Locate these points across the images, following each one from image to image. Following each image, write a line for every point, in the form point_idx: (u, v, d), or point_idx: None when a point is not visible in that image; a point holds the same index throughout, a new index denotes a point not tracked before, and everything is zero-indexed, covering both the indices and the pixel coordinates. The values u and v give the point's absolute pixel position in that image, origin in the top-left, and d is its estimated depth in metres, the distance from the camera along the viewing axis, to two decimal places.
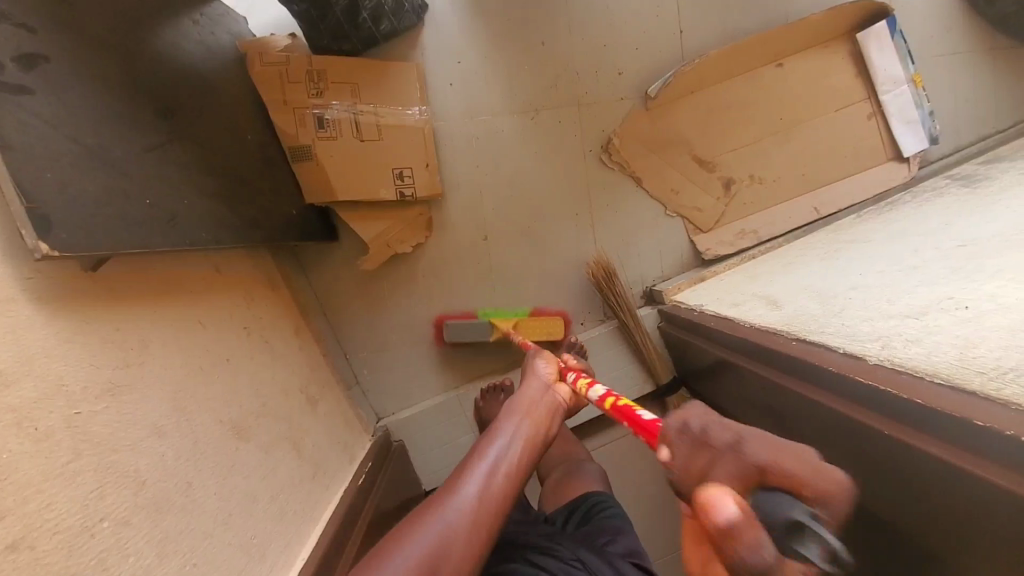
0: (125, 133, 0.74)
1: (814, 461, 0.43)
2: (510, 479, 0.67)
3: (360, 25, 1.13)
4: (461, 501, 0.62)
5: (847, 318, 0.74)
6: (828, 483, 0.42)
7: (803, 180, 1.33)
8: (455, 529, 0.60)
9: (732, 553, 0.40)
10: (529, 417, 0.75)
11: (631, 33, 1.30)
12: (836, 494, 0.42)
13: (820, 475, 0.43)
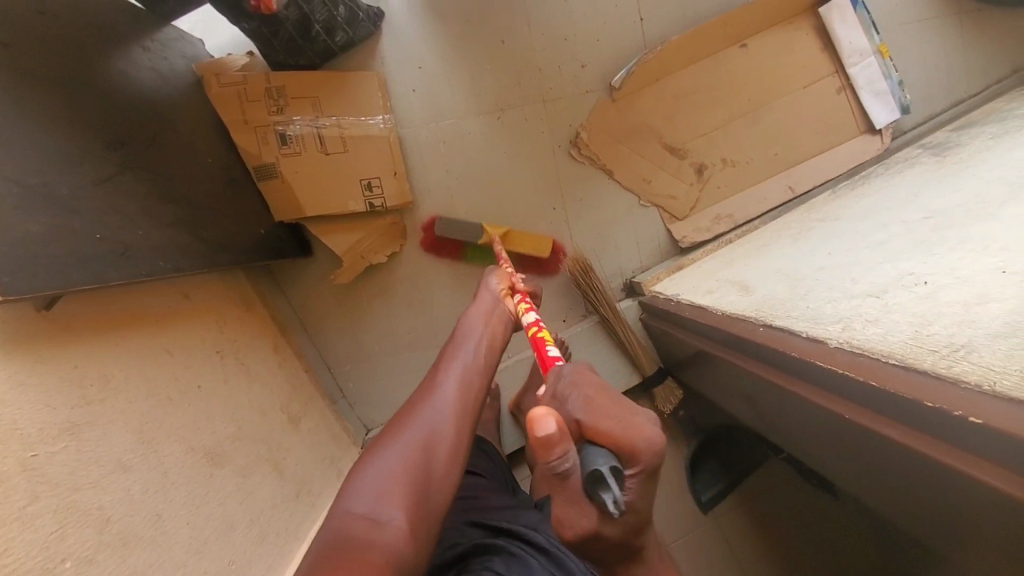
0: (72, 169, 0.73)
1: (637, 426, 0.50)
2: (479, 373, 0.74)
3: (314, 37, 1.12)
4: (445, 395, 0.68)
5: (813, 301, 0.74)
6: (641, 442, 0.49)
7: (776, 160, 1.32)
8: (446, 416, 0.66)
9: (544, 455, 0.46)
10: (489, 324, 0.83)
11: (592, 25, 1.29)
12: (644, 452, 0.49)
13: (635, 434, 0.49)
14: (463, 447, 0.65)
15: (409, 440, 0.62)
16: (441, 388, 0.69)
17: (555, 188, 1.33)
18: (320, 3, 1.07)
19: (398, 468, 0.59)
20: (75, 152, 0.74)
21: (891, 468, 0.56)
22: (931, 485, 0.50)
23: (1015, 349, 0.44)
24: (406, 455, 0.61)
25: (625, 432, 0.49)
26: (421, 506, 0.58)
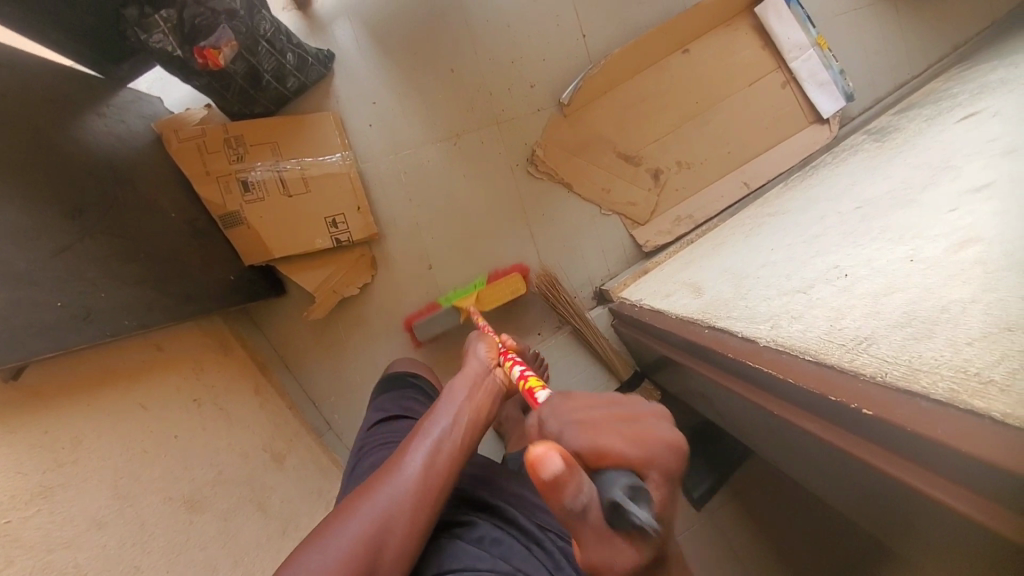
0: (31, 242, 0.76)
1: (652, 431, 0.45)
2: (451, 453, 0.67)
3: (265, 86, 1.15)
4: (404, 481, 0.63)
5: (751, 299, 0.76)
6: (656, 446, 0.44)
7: (729, 158, 1.35)
8: (407, 495, 0.62)
9: (555, 496, 0.40)
10: (479, 392, 0.75)
11: (536, 46, 1.33)
12: (663, 458, 0.44)
13: (649, 441, 0.44)
14: (411, 541, 0.61)
15: (357, 528, 0.59)
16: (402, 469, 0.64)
17: (516, 205, 1.37)
18: (266, 53, 1.10)
19: (337, 561, 0.56)
20: (33, 226, 0.78)
21: (820, 456, 0.59)
22: (850, 470, 0.53)
23: (907, 339, 0.46)
24: (350, 547, 0.57)
25: (637, 438, 0.44)
26: None
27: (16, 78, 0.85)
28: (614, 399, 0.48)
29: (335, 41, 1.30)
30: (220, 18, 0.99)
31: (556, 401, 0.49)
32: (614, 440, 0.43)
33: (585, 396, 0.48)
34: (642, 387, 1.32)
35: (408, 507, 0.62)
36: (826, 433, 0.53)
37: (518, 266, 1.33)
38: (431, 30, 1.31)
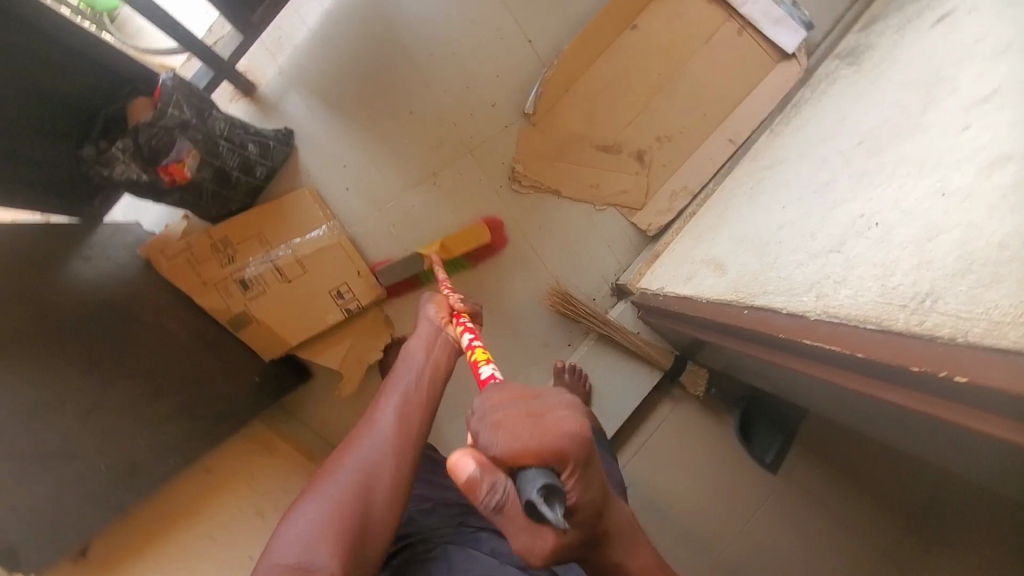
0: None
1: (554, 432, 0.48)
2: (422, 395, 0.76)
3: (236, 183, 1.13)
4: (381, 431, 0.71)
5: (781, 268, 0.74)
6: (559, 439, 0.47)
7: (708, 119, 1.31)
8: (386, 440, 0.70)
9: (476, 497, 0.48)
10: (439, 346, 0.82)
11: (485, 65, 1.30)
12: (571, 448, 0.48)
13: (555, 436, 0.48)
14: (400, 476, 0.68)
15: (347, 475, 0.66)
16: (380, 416, 0.72)
17: (511, 226, 1.34)
18: (229, 150, 1.08)
19: (334, 507, 0.63)
20: None
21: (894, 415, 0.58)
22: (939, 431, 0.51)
23: (973, 287, 0.44)
24: (344, 491, 0.64)
25: (543, 433, 0.48)
26: (360, 535, 0.62)
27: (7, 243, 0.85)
28: (531, 397, 0.53)
29: (290, 117, 1.28)
30: (175, 132, 0.98)
31: (480, 406, 0.54)
32: (521, 436, 0.48)
33: (502, 402, 0.52)
34: (688, 370, 1.31)
35: (391, 445, 0.70)
36: (896, 400, 0.51)
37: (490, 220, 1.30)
38: (379, 78, 1.28)
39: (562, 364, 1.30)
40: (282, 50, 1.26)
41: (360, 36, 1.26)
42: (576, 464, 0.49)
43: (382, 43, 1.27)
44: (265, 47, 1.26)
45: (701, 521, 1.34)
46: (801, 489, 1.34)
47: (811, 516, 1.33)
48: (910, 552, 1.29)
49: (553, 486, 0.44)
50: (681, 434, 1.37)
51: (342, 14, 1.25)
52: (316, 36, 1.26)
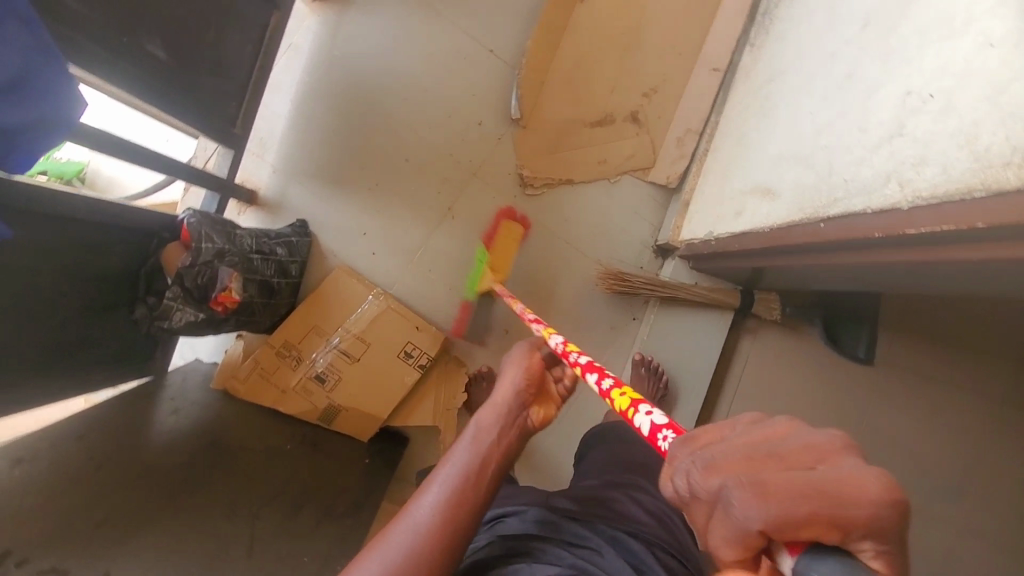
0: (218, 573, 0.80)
1: (855, 494, 0.27)
2: (475, 490, 0.60)
3: (278, 288, 1.15)
4: (421, 532, 0.57)
5: (844, 171, 0.75)
6: (869, 509, 0.27)
7: (685, 57, 1.31)
8: (422, 548, 0.57)
9: None
10: (512, 424, 0.64)
11: (458, 89, 1.31)
12: (885, 519, 0.27)
13: (861, 507, 0.27)
14: None
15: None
16: (419, 505, 0.59)
17: (539, 229, 1.34)
18: (262, 262, 1.10)
19: None
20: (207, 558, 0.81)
21: (1004, 273, 0.60)
22: None
23: None
24: None
25: (840, 504, 0.27)
26: None
27: (101, 435, 0.91)
28: (775, 441, 0.31)
29: (298, 207, 1.30)
30: (214, 263, 1.00)
31: (695, 469, 0.33)
32: (802, 513, 0.27)
33: (731, 457, 0.31)
34: (759, 298, 1.28)
35: (433, 544, 0.57)
36: (1019, 255, 0.51)
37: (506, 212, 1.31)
38: (367, 141, 1.30)
39: (641, 358, 1.32)
40: (268, 150, 1.30)
41: (338, 108, 1.30)
42: (888, 549, 0.28)
43: (359, 108, 1.30)
44: (251, 152, 1.30)
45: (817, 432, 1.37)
46: (897, 367, 1.37)
47: (912, 386, 1.37)
48: (1004, 381, 1.37)
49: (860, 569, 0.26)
50: (774, 361, 1.37)
51: (312, 95, 1.30)
52: (294, 124, 1.30)
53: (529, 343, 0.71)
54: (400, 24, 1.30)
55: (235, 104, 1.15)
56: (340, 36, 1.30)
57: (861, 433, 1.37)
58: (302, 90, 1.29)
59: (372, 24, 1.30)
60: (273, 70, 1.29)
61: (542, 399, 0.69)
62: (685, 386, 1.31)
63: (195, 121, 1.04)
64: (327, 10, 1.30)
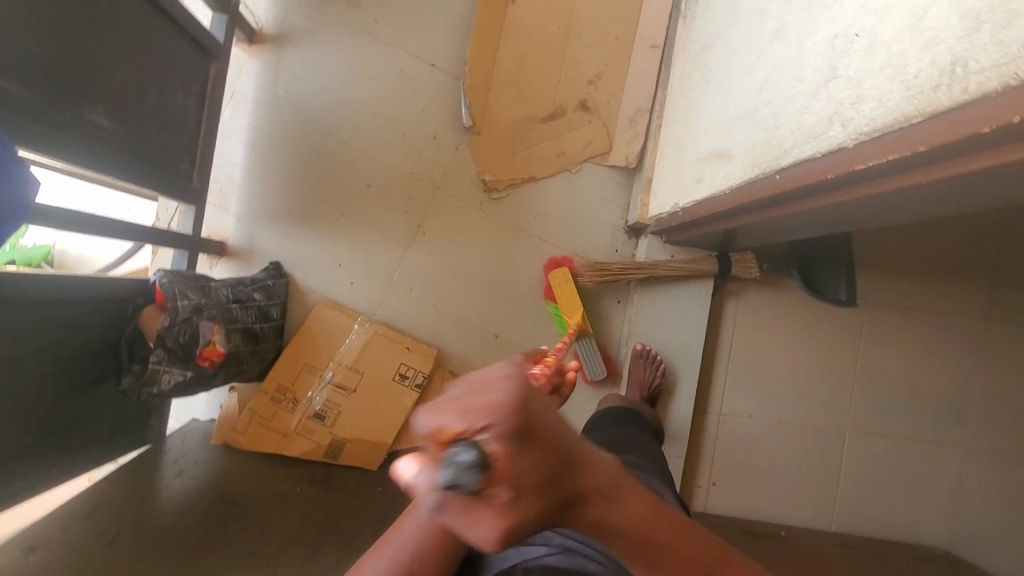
0: None
1: (473, 397, 0.28)
2: None
3: (262, 333, 1.14)
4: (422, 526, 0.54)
5: (789, 121, 0.77)
6: (484, 417, 0.27)
7: (621, 40, 1.34)
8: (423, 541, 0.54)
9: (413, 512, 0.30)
10: None
11: (407, 108, 1.32)
12: (507, 427, 0.28)
13: (477, 409, 0.28)
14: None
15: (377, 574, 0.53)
16: None
17: (510, 230, 1.34)
18: (242, 310, 1.10)
19: None
20: None
21: (951, 191, 0.63)
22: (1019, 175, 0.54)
23: (998, 34, 0.45)
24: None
25: (472, 399, 0.28)
26: None
27: (108, 516, 0.91)
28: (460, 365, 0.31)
29: (268, 251, 1.29)
30: (193, 319, 1.00)
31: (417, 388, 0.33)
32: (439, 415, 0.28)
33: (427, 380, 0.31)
34: (735, 260, 1.31)
35: (426, 544, 0.54)
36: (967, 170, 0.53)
37: (558, 261, 1.32)
38: (326, 173, 1.30)
39: (641, 348, 1.31)
40: (229, 199, 1.29)
41: (292, 146, 1.30)
42: (513, 443, 0.28)
43: (313, 142, 1.30)
44: (213, 204, 1.29)
45: (814, 378, 1.40)
46: (878, 303, 1.40)
47: (895, 318, 1.41)
48: (978, 297, 1.42)
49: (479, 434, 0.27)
50: (762, 318, 1.39)
51: (264, 137, 1.29)
52: (250, 169, 1.29)
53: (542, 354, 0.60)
54: (339, 54, 1.31)
55: (188, 159, 1.14)
56: (281, 74, 1.30)
57: (856, 372, 1.41)
58: (253, 135, 1.29)
59: (312, 59, 1.30)
60: (221, 120, 1.29)
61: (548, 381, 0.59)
62: (680, 358, 1.33)
63: (150, 183, 1.04)
64: (264, 51, 1.30)
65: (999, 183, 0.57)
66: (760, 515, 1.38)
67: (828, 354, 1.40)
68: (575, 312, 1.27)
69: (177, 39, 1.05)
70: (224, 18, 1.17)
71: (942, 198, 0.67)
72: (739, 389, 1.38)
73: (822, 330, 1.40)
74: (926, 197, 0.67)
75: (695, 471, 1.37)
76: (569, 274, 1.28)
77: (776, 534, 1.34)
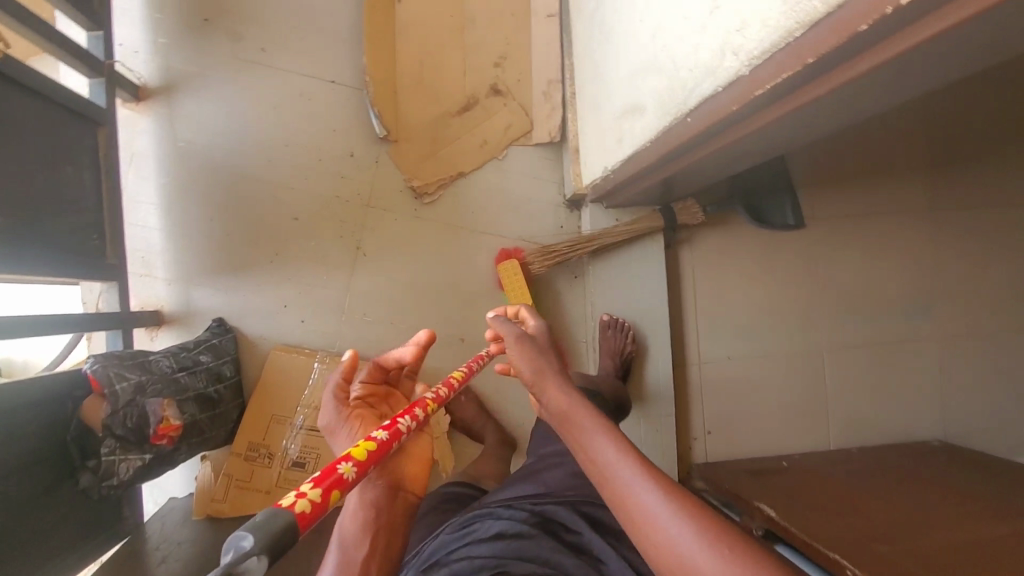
0: None
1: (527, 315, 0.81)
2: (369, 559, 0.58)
3: (218, 396, 1.09)
4: None
5: (687, 60, 0.75)
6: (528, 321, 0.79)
7: (517, 17, 1.32)
8: None
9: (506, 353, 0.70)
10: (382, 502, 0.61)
11: (317, 130, 1.28)
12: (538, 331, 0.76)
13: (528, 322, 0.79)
14: None
15: None
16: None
17: (451, 231, 1.31)
18: (191, 377, 1.05)
19: None
20: None
21: (852, 95, 0.63)
22: (916, 62, 0.53)
23: None
24: None
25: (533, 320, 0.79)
26: None
27: None
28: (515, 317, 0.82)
29: (209, 309, 1.23)
30: (138, 400, 0.94)
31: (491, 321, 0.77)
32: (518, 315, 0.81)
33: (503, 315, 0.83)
34: (678, 210, 1.30)
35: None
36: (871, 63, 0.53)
37: (505, 253, 1.30)
38: (250, 217, 1.25)
39: (609, 319, 1.30)
40: (155, 266, 1.22)
41: (209, 197, 1.24)
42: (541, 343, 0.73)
43: (230, 188, 1.25)
44: (138, 275, 1.22)
45: (779, 305, 1.41)
46: (826, 218, 1.42)
47: (845, 229, 1.43)
48: (917, 190, 1.45)
49: (267, 541, 0.37)
50: (718, 259, 1.39)
51: (177, 195, 1.23)
52: (168, 229, 1.23)
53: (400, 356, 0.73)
54: (235, 92, 1.25)
55: (98, 235, 1.07)
56: (179, 126, 1.24)
57: (818, 290, 1.42)
58: (164, 195, 1.23)
59: (208, 104, 1.24)
60: (125, 186, 1.22)
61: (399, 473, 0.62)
62: (647, 317, 1.32)
63: (61, 270, 0.98)
64: (155, 107, 1.23)
65: (898, 75, 0.57)
66: (759, 450, 1.39)
67: (788, 279, 1.41)
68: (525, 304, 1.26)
69: (55, 113, 0.98)
70: (102, 81, 1.10)
71: (854, 102, 0.67)
72: (712, 334, 1.38)
73: (779, 256, 1.41)
74: (838, 104, 0.67)
75: (687, 425, 1.37)
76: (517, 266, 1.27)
77: (777, 467, 1.29)
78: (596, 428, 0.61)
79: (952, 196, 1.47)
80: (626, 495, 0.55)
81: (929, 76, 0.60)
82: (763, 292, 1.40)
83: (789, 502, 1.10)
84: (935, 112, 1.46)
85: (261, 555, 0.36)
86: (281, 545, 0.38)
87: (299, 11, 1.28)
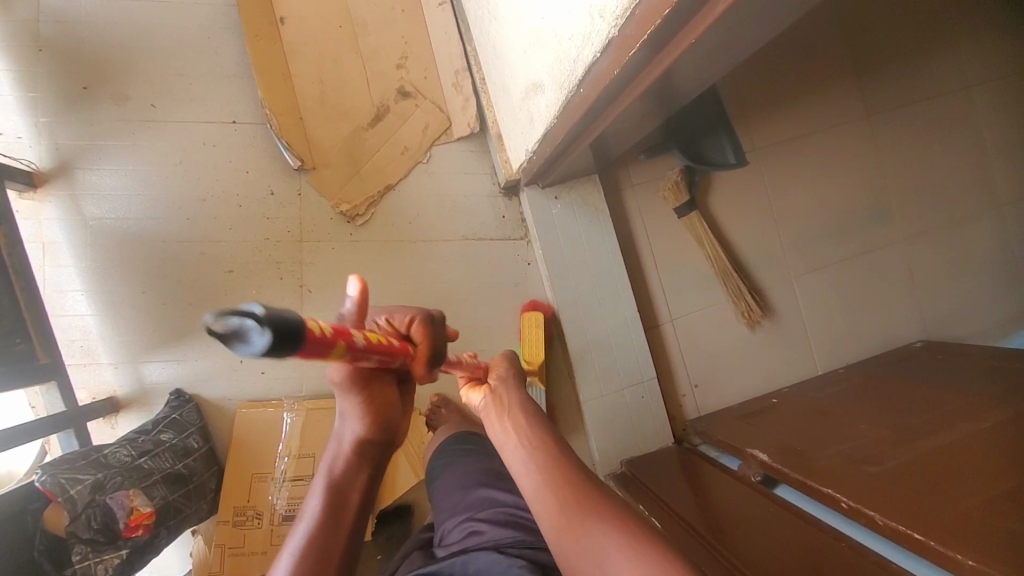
0: None
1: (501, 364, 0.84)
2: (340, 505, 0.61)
3: (189, 472, 1.06)
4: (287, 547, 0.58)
5: (563, 31, 0.72)
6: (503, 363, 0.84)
7: (409, 13, 1.30)
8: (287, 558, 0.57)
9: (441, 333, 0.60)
10: (361, 451, 0.62)
11: (229, 173, 1.23)
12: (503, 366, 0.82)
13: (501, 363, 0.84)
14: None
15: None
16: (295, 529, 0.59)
17: (392, 246, 1.27)
18: (155, 460, 1.01)
19: None
20: None
21: (725, 36, 0.63)
22: None
23: None
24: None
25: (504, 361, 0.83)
26: None
27: None
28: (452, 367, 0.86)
29: (164, 383, 1.17)
30: (99, 501, 0.91)
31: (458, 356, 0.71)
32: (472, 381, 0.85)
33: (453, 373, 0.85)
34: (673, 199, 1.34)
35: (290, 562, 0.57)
36: None
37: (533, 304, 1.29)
38: (184, 279, 1.19)
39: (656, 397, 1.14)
40: (96, 352, 1.15)
41: (135, 268, 1.18)
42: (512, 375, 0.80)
43: (157, 254, 1.19)
44: (78, 367, 1.14)
45: (738, 243, 1.38)
46: (766, 144, 1.39)
47: (785, 152, 1.40)
48: (848, 95, 1.43)
49: (275, 322, 0.34)
50: (666, 212, 1.36)
51: (101, 274, 1.16)
52: (100, 311, 1.16)
53: (426, 314, 0.56)
54: (138, 155, 1.20)
55: (21, 336, 1.01)
56: (86, 205, 1.17)
57: (773, 219, 1.40)
58: (88, 278, 1.16)
59: (114, 171, 1.18)
60: (42, 277, 1.13)
61: (382, 407, 0.60)
62: (608, 286, 1.30)
63: None
64: (55, 191, 1.16)
65: (760, 8, 0.57)
66: (750, 392, 1.37)
67: (740, 215, 1.38)
68: (534, 360, 1.22)
69: None
70: None
71: (739, 35, 0.65)
72: (678, 288, 1.36)
73: (726, 195, 1.38)
74: (721, 42, 0.65)
75: (673, 383, 1.35)
76: (541, 317, 1.25)
77: (768, 404, 1.27)
78: (541, 434, 0.71)
79: (882, 97, 1.44)
80: (559, 482, 0.66)
81: (793, 4, 0.60)
82: (720, 233, 1.37)
83: (781, 441, 1.10)
84: (848, 15, 1.43)
85: (261, 331, 0.34)
86: (291, 337, 0.35)
87: (186, 56, 1.24)
